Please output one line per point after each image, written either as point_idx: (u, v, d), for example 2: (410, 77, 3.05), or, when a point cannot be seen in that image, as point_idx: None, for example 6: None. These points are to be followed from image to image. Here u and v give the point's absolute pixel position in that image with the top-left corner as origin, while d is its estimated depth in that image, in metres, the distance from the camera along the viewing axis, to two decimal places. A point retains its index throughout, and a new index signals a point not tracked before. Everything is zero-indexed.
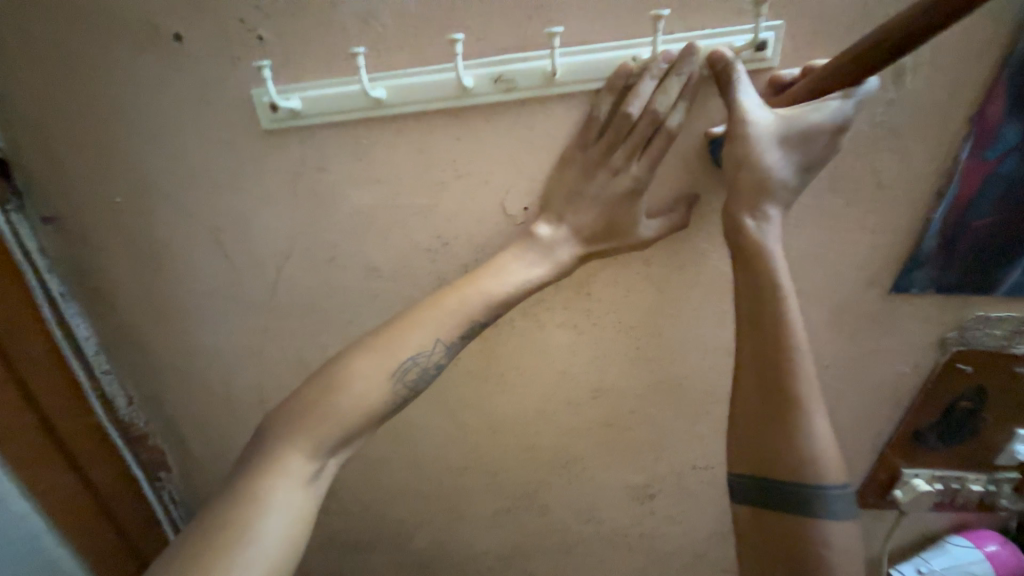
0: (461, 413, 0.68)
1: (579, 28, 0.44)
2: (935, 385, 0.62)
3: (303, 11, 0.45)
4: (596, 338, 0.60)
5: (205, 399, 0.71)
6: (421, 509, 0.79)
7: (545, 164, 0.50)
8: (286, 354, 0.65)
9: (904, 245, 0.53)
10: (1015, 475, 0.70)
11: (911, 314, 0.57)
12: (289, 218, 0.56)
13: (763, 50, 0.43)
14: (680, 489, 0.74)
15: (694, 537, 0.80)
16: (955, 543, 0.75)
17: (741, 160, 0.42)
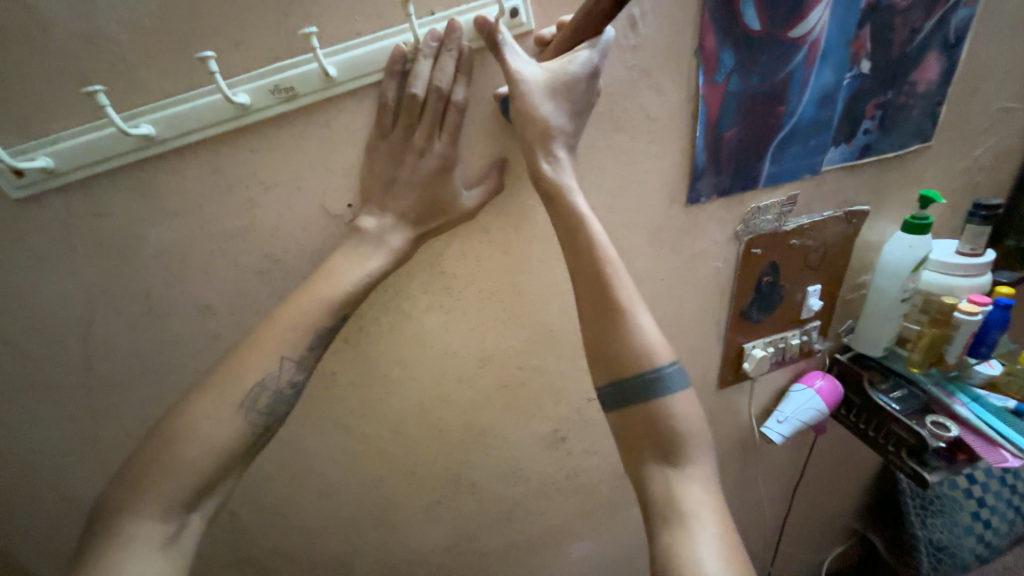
0: (358, 424, 0.66)
1: (343, 18, 0.44)
2: (742, 268, 0.75)
3: (13, 40, 0.39)
4: (464, 310, 0.63)
5: (48, 506, 0.61)
6: (350, 533, 0.76)
7: (356, 157, 0.50)
8: (133, 426, 0.58)
9: (685, 163, 0.63)
10: (817, 323, 0.88)
11: (708, 218, 0.69)
12: (79, 276, 0.49)
13: (517, 16, 0.48)
14: (586, 423, 0.81)
15: (612, 461, 0.88)
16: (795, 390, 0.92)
17: (525, 116, 0.47)
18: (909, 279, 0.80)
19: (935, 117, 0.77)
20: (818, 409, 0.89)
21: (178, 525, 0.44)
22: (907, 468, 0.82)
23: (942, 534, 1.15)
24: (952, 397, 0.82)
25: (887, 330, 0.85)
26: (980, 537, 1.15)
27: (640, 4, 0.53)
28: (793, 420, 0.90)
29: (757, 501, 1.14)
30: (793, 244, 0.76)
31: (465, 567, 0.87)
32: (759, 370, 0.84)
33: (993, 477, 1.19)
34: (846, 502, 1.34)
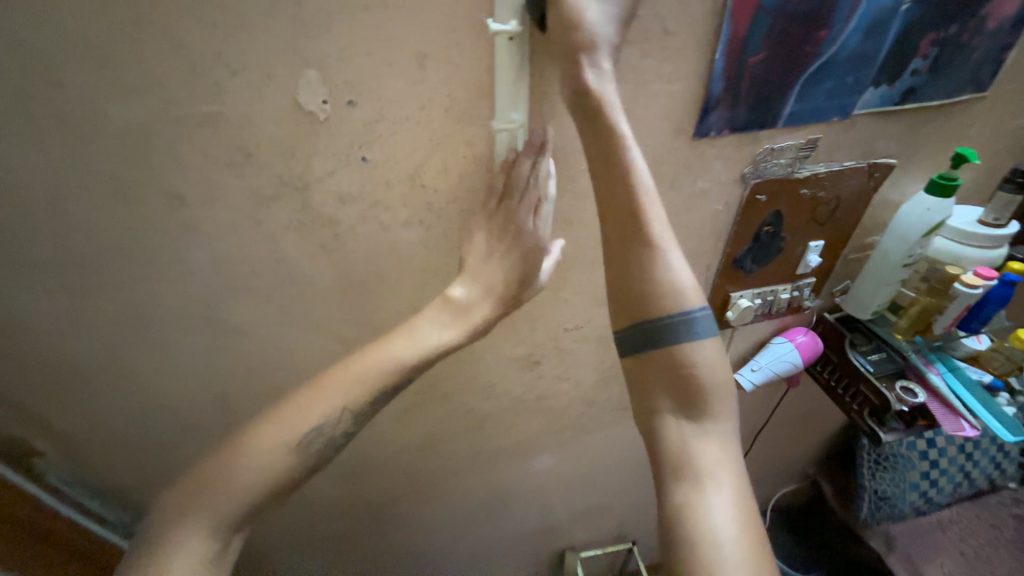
0: (335, 328, 0.68)
1: None
2: (742, 214, 0.72)
3: None
4: (444, 228, 0.62)
5: (44, 377, 0.65)
6: None
7: (330, 45, 0.46)
8: (119, 308, 0.60)
9: (698, 92, 0.57)
10: (812, 280, 0.86)
11: (715, 156, 0.64)
12: (48, 151, 0.47)
13: None
14: (559, 350, 0.83)
15: (582, 387, 0.92)
16: (775, 342, 0.93)
17: None
18: (918, 244, 0.76)
19: (997, 64, 0.67)
20: (793, 362, 0.90)
21: (223, 544, 0.48)
22: (865, 425, 0.85)
23: (888, 487, 1.23)
24: (928, 365, 0.83)
25: (881, 295, 0.83)
26: (923, 494, 1.23)
27: None
28: (766, 369, 0.91)
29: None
30: (802, 194, 0.71)
31: (436, 465, 0.96)
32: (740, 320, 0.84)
33: (951, 444, 1.24)
34: (804, 450, 1.42)
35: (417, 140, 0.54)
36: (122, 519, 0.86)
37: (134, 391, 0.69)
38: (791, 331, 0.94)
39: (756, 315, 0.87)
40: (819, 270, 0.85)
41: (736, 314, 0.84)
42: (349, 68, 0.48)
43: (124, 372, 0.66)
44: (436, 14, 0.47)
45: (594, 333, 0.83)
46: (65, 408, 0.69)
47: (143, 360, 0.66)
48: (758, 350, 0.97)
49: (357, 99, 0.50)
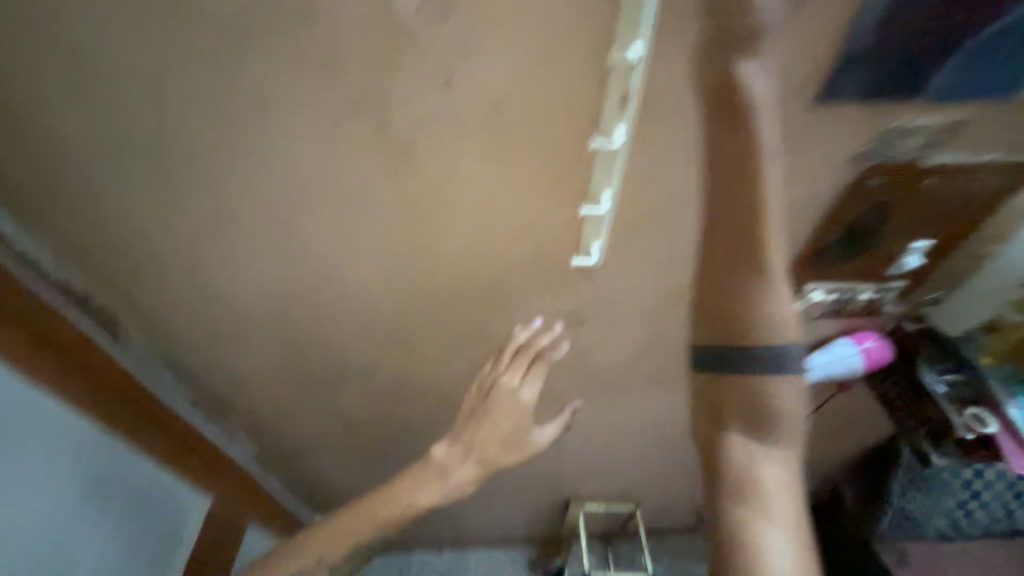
0: (392, 256, 0.70)
1: None
2: (846, 199, 0.64)
3: None
4: (513, 170, 0.59)
5: (135, 264, 0.72)
6: (373, 345, 0.87)
7: None
8: (197, 209, 0.63)
9: (834, 46, 0.48)
10: (900, 284, 0.78)
11: (830, 125, 0.56)
12: (142, 39, 0.48)
13: None
14: (603, 313, 0.82)
15: (618, 355, 0.92)
16: (840, 343, 0.86)
17: None
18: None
19: None
20: (854, 367, 0.85)
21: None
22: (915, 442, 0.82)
23: (918, 506, 1.19)
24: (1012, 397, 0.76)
25: (980, 308, 0.75)
26: (954, 520, 1.19)
27: None
28: (825, 370, 0.84)
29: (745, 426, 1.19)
30: (921, 185, 0.63)
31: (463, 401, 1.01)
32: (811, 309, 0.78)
33: (1004, 480, 1.16)
34: (833, 455, 1.38)
35: (501, 71, 0.50)
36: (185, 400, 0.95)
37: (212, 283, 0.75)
38: (858, 334, 0.87)
39: (826, 311, 0.81)
40: (912, 275, 0.77)
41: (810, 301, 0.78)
42: None
43: (200, 268, 0.72)
44: None
45: (643, 302, 0.81)
46: (151, 292, 0.76)
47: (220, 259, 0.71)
48: (817, 347, 0.90)
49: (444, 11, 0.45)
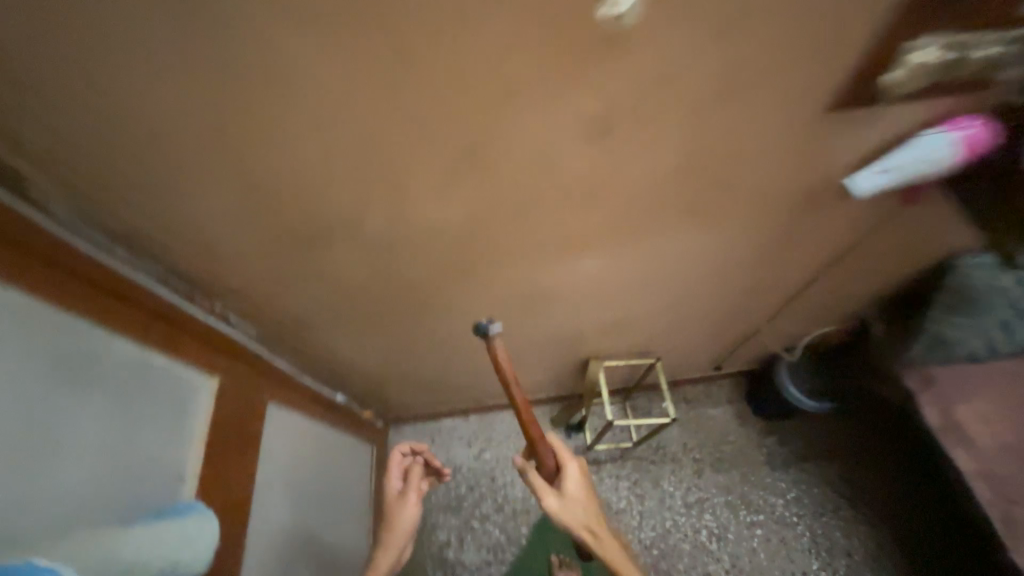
0: (684, 57, 0.56)
1: None
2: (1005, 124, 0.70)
3: None
4: (780, 18, 0.54)
5: (192, 246, 0.77)
6: (449, 160, 0.67)
7: None
8: (440, 149, 0.65)
9: None
10: None
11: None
12: None
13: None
14: (765, 134, 0.70)
15: (762, 186, 0.81)
16: (925, 136, 0.71)
17: None
18: None
19: None
20: (936, 164, 0.72)
21: None
22: None
23: (956, 330, 1.22)
24: None
25: None
26: (992, 341, 1.23)
27: None
28: (898, 173, 0.74)
29: (759, 274, 1.13)
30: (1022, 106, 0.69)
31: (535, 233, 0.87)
32: None
33: None
34: (830, 316, 1.51)
35: None
36: (38, 195, 0.63)
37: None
38: (960, 124, 0.70)
39: None
40: None
41: None
42: None
43: (357, 236, 0.79)
44: None
45: (832, 132, 0.71)
46: (231, 231, 0.75)
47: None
48: (933, 170, 0.74)
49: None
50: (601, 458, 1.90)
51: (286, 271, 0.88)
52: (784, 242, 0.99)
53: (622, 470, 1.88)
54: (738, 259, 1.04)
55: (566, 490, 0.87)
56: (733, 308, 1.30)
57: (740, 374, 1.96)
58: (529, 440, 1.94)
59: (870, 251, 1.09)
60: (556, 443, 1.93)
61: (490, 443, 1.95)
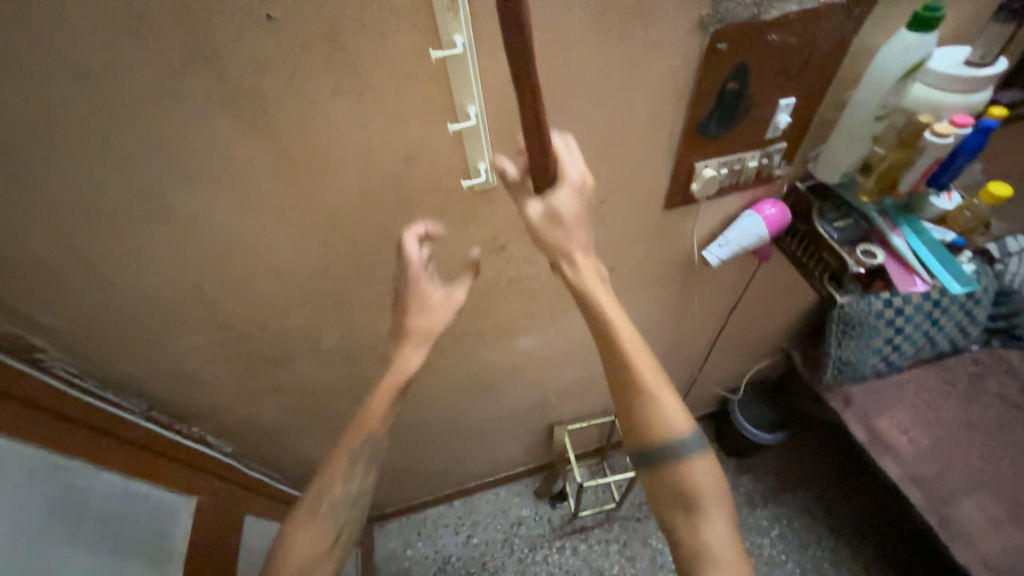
0: None
1: (799, 92, 0.76)
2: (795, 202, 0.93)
3: (653, 16, 0.60)
4: (602, 152, 0.75)
5: (162, 373, 0.88)
6: (379, 276, 0.83)
7: (687, 98, 0.71)
8: (369, 269, 0.81)
9: (930, 140, 0.73)
10: (783, 145, 0.84)
11: (827, 146, 0.83)
12: (596, 123, 0.70)
13: (771, 128, 0.79)
14: (628, 222, 0.90)
15: (644, 256, 1.00)
16: (744, 217, 0.94)
17: (822, 86, 0.76)
18: (893, 93, 0.72)
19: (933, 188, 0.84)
20: (758, 236, 0.93)
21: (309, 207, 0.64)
22: (824, 290, 0.93)
23: (852, 352, 1.36)
24: (893, 228, 0.87)
25: (866, 183, 0.85)
26: (884, 356, 1.39)
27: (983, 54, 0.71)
28: (733, 245, 0.95)
29: (677, 324, 1.28)
30: (800, 189, 0.92)
31: (467, 320, 1.01)
32: (936, 207, 0.86)
33: (920, 309, 1.33)
34: (761, 350, 1.67)
35: (741, 74, 0.70)
36: (45, 353, 0.76)
37: (191, 204, 0.63)
38: (764, 205, 0.94)
39: (851, 235, 0.88)
40: (932, 217, 0.89)
41: (934, 203, 0.86)
42: (738, 25, 0.64)
43: (310, 344, 0.92)
44: (764, 115, 0.77)
45: (677, 213, 0.92)
46: (198, 355, 0.87)
47: (153, 171, 0.59)
48: (758, 242, 0.95)
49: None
50: (587, 524, 1.85)
51: (249, 383, 0.98)
52: (682, 295, 1.17)
53: (609, 534, 1.82)
54: (651, 314, 1.20)
55: (556, 202, 0.60)
56: (668, 356, 1.43)
57: (707, 416, 1.96)
58: (513, 517, 1.86)
59: (760, 291, 1.29)
60: (541, 517, 1.86)
61: (476, 527, 1.86)
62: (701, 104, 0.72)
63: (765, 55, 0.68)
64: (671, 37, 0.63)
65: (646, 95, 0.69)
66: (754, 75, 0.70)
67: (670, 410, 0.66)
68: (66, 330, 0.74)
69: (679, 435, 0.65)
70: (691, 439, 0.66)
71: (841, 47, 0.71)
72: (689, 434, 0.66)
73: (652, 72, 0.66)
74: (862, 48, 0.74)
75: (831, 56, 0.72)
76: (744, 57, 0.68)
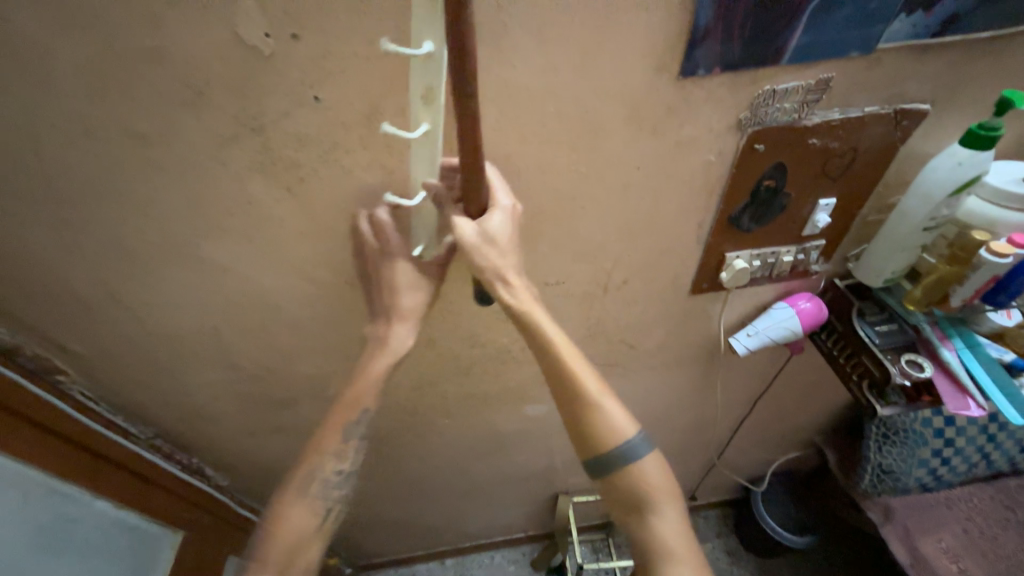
0: (563, 260, 0.75)
1: (841, 194, 0.73)
2: (833, 299, 0.89)
3: (690, 115, 0.60)
4: (629, 234, 0.73)
5: (168, 404, 0.88)
6: (391, 332, 0.82)
7: (721, 190, 0.70)
8: (383, 325, 0.80)
9: (984, 257, 0.68)
10: (821, 242, 0.80)
11: (870, 249, 0.79)
12: (624, 207, 0.69)
13: (809, 225, 0.76)
14: (651, 302, 0.87)
15: (666, 336, 0.95)
16: (776, 308, 0.89)
17: (866, 189, 0.73)
18: (943, 204, 0.69)
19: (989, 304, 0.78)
20: (791, 330, 0.88)
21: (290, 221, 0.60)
22: (864, 398, 0.84)
23: (894, 460, 1.24)
24: (943, 340, 0.80)
25: (915, 292, 0.79)
26: (931, 470, 1.27)
27: None
28: (763, 336, 0.90)
29: (698, 405, 1.21)
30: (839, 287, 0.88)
31: (476, 381, 0.98)
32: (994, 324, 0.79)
33: (972, 424, 1.24)
34: (791, 440, 1.55)
35: (779, 172, 0.68)
36: (66, 375, 0.78)
37: (220, 254, 0.65)
38: (798, 298, 0.89)
39: (897, 343, 0.81)
40: (988, 333, 0.82)
41: (992, 319, 0.79)
42: (778, 128, 0.63)
43: (315, 390, 0.91)
44: (802, 212, 0.74)
45: (704, 297, 0.88)
46: (206, 390, 0.87)
47: (189, 221, 0.61)
48: (791, 336, 0.90)
49: (676, 75, 0.56)
50: None
51: (250, 421, 0.97)
52: (705, 377, 1.10)
53: None
54: (671, 394, 1.13)
55: (488, 225, 0.56)
56: (687, 437, 1.34)
57: (728, 503, 1.80)
58: None
59: (791, 381, 1.21)
60: None
61: None
62: (735, 197, 0.70)
63: (805, 157, 0.67)
64: (708, 134, 0.62)
65: (678, 186, 0.68)
66: (793, 174, 0.68)
67: (613, 420, 0.64)
68: (90, 356, 0.76)
69: (625, 438, 0.64)
70: (639, 442, 0.64)
71: (888, 153, 0.69)
72: (636, 436, 0.64)
73: (686, 165, 0.66)
74: (911, 155, 0.71)
75: (877, 162, 0.70)
76: (783, 157, 0.66)
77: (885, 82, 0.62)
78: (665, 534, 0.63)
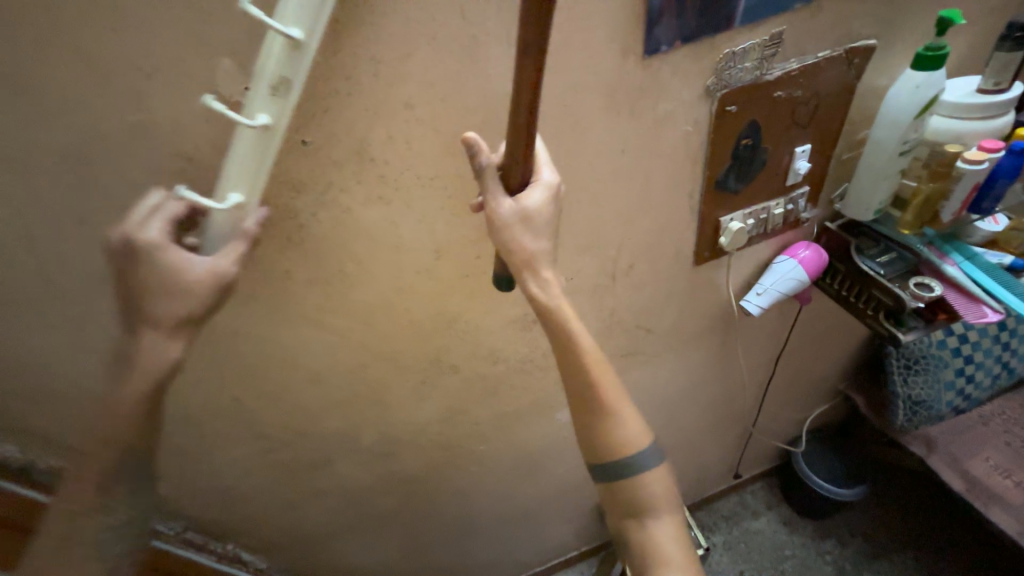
0: (567, 256, 0.76)
1: (814, 139, 0.76)
2: (830, 240, 0.91)
3: (662, 90, 0.62)
4: (625, 217, 0.74)
5: (193, 491, 0.84)
6: (411, 365, 0.80)
7: (704, 157, 0.72)
8: (401, 361, 0.79)
9: (963, 167, 0.72)
10: (806, 189, 0.83)
11: (853, 185, 0.81)
12: (615, 192, 0.71)
13: (792, 174, 0.79)
14: (659, 281, 0.87)
15: (679, 312, 0.96)
16: (778, 261, 0.91)
17: (836, 129, 0.77)
18: (912, 128, 0.72)
19: (978, 213, 0.81)
20: (798, 279, 0.89)
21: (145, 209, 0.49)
22: (884, 330, 0.85)
23: (922, 389, 1.25)
24: (942, 257, 0.82)
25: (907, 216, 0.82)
26: (960, 391, 1.28)
27: (997, 80, 0.71)
28: (772, 291, 0.91)
29: (724, 376, 1.20)
30: (831, 227, 0.90)
31: (503, 399, 0.96)
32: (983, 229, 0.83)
33: (985, 337, 1.27)
34: (818, 394, 1.55)
35: (753, 129, 0.70)
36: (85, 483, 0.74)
37: (229, 320, 0.64)
38: (795, 247, 0.91)
39: (899, 270, 0.83)
40: (982, 241, 0.85)
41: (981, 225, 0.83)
42: (744, 87, 0.66)
43: (342, 442, 0.88)
44: (783, 164, 0.77)
45: (708, 265, 0.89)
46: (229, 467, 0.83)
47: None
48: (799, 285, 0.91)
49: (642, 55, 0.59)
50: None
51: (279, 493, 0.92)
52: (725, 347, 1.10)
53: None
54: (695, 371, 1.13)
55: (526, 204, 0.54)
56: (719, 411, 1.32)
57: (771, 472, 1.77)
58: None
59: (806, 332, 1.22)
60: None
61: None
62: (718, 162, 0.73)
63: (775, 109, 0.69)
64: (681, 106, 0.65)
65: (663, 160, 0.70)
66: (766, 128, 0.71)
67: (629, 428, 0.64)
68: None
69: (634, 448, 0.64)
70: (646, 453, 0.65)
71: (847, 92, 0.73)
72: (647, 448, 0.65)
73: (667, 138, 0.67)
74: (869, 90, 0.75)
75: (840, 101, 0.73)
76: (754, 114, 0.69)
77: (830, 28, 0.66)
78: (662, 538, 0.65)
